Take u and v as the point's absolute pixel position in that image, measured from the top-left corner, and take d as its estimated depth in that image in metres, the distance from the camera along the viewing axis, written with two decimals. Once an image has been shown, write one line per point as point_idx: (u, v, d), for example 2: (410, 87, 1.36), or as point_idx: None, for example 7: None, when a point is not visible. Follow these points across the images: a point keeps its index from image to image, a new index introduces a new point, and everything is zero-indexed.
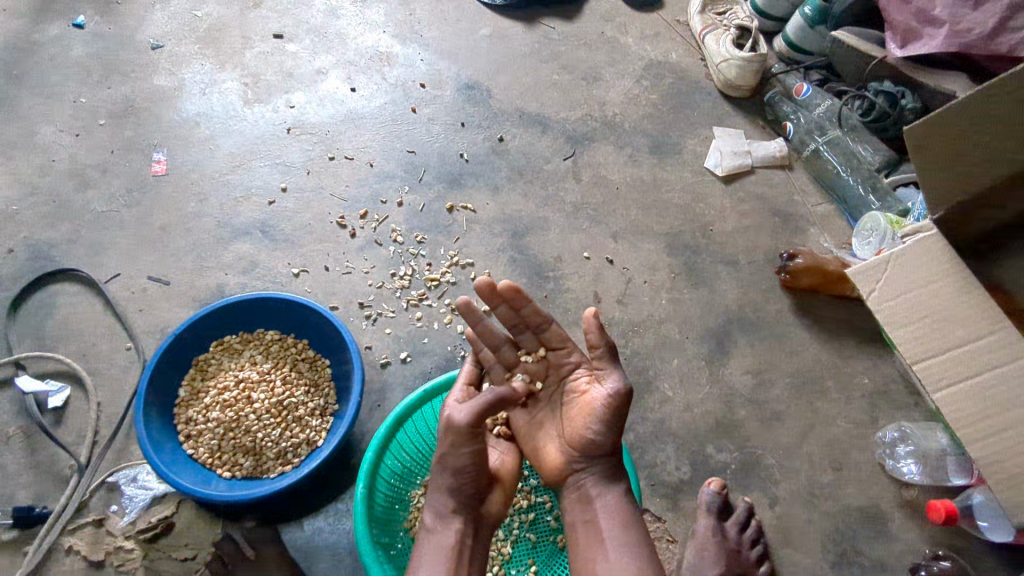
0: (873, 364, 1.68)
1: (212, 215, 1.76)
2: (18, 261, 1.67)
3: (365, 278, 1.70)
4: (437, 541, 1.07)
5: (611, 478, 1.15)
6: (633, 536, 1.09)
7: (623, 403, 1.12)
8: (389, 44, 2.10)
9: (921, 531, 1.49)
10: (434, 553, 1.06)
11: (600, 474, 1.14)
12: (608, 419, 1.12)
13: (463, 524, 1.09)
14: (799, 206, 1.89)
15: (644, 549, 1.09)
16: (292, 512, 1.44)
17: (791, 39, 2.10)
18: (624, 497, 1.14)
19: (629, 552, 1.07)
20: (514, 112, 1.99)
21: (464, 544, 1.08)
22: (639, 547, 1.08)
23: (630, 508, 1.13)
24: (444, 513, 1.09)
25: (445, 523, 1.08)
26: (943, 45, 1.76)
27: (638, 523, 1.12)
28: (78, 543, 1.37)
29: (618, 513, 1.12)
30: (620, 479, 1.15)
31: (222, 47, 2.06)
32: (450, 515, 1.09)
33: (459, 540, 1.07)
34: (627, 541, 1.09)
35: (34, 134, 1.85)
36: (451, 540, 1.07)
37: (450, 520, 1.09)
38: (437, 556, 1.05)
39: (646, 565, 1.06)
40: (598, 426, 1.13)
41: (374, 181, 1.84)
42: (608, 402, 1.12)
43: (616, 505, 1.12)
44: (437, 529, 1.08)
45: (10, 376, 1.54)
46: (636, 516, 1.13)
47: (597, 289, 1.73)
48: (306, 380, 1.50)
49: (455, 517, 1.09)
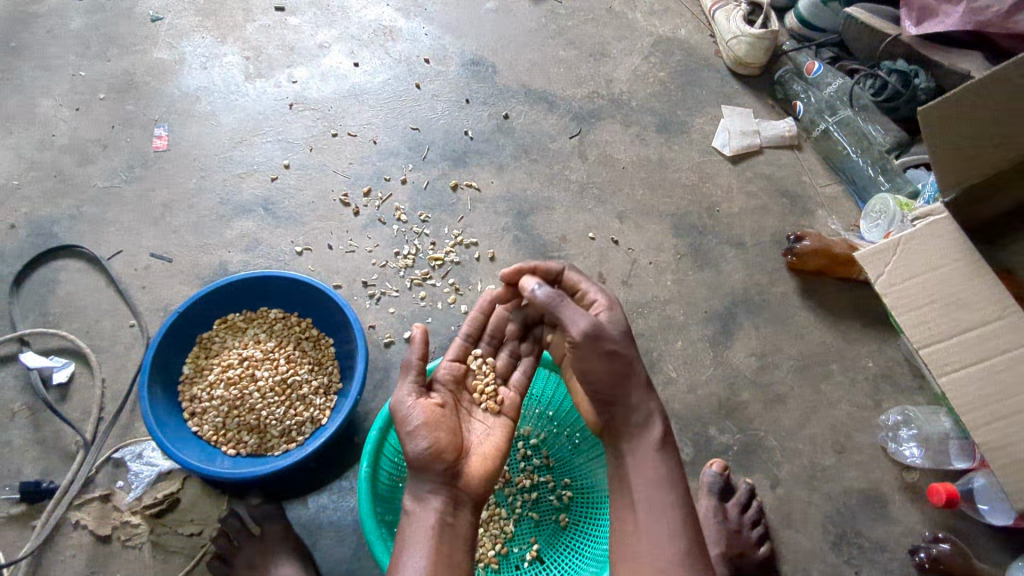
0: (878, 347, 1.67)
1: (214, 192, 1.75)
2: (20, 237, 1.67)
3: (369, 256, 1.69)
4: (418, 522, 1.06)
5: (645, 422, 1.08)
6: (670, 497, 1.04)
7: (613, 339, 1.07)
8: (392, 18, 2.06)
9: (921, 514, 1.50)
10: (417, 533, 1.04)
11: (632, 420, 1.09)
12: (606, 357, 1.06)
13: (443, 503, 1.07)
14: (807, 187, 1.87)
15: (683, 514, 1.04)
16: (297, 488, 1.45)
17: (803, 15, 2.05)
18: (663, 444, 1.08)
19: (664, 516, 1.03)
20: (520, 88, 1.96)
21: (445, 523, 1.06)
22: (676, 513, 1.03)
23: (667, 457, 1.07)
24: (423, 495, 1.08)
25: (423, 505, 1.07)
26: (959, 23, 1.74)
27: (676, 476, 1.06)
28: (85, 518, 1.39)
29: (656, 471, 1.06)
30: (656, 420, 1.09)
31: (222, 19, 2.02)
32: (429, 495, 1.08)
33: (439, 520, 1.06)
34: (664, 504, 1.04)
35: (33, 108, 1.83)
36: (431, 520, 1.05)
37: (429, 500, 1.08)
38: (419, 537, 1.04)
39: (682, 528, 1.02)
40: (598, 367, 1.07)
41: (378, 159, 1.82)
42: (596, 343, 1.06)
43: (652, 458, 1.07)
44: (416, 512, 1.07)
45: (15, 352, 1.54)
46: (676, 474, 1.07)
47: (602, 269, 1.72)
48: (310, 359, 1.50)
49: (433, 497, 1.08)
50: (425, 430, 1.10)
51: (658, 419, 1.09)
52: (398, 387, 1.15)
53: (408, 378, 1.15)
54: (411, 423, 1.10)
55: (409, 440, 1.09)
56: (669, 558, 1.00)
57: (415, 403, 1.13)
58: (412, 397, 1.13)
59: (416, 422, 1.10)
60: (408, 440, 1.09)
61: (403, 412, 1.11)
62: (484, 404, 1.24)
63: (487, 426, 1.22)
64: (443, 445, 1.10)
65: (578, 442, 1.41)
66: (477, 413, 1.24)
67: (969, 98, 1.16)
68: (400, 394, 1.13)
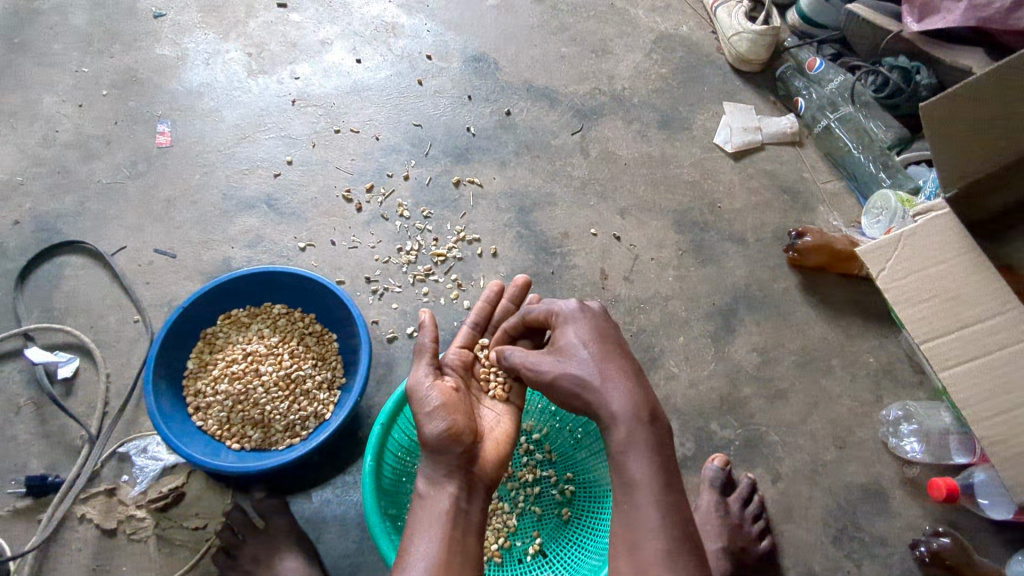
0: (879, 343, 1.67)
1: (217, 188, 1.76)
2: (24, 233, 1.67)
3: (371, 252, 1.70)
4: (432, 505, 1.02)
5: (610, 421, 0.98)
6: (644, 496, 0.91)
7: (563, 356, 1.07)
8: (395, 14, 2.06)
9: (922, 508, 1.51)
10: (428, 518, 1.01)
11: (599, 420, 1.01)
12: (553, 378, 1.06)
13: (458, 488, 1.04)
14: (809, 183, 1.87)
15: (661, 511, 0.90)
16: (300, 482, 1.46)
17: (807, 12, 2.03)
18: (632, 442, 0.95)
19: (640, 517, 0.90)
20: (522, 85, 1.97)
21: (459, 509, 1.03)
22: (656, 509, 0.90)
23: (641, 456, 0.94)
24: (437, 479, 1.05)
25: (438, 489, 1.04)
26: (963, 19, 1.75)
27: (653, 474, 0.92)
28: (91, 512, 1.40)
29: (629, 473, 0.94)
30: (621, 418, 0.97)
31: (225, 15, 2.03)
32: (443, 479, 1.05)
33: (453, 504, 1.02)
34: (640, 503, 0.91)
35: (37, 104, 1.83)
36: (445, 504, 1.02)
37: (444, 484, 1.05)
38: (432, 521, 1.00)
39: (656, 531, 0.88)
40: (555, 387, 1.07)
41: (380, 155, 1.82)
42: (543, 370, 1.08)
43: (621, 460, 0.95)
44: (430, 496, 1.04)
45: (20, 347, 1.55)
46: (656, 470, 0.93)
47: (604, 265, 1.72)
48: (313, 354, 1.50)
49: (449, 481, 1.05)
50: (442, 412, 1.10)
51: (624, 415, 0.97)
52: (415, 368, 1.17)
53: (423, 360, 1.18)
54: (428, 405, 1.11)
55: (426, 421, 1.09)
56: (645, 559, 0.87)
57: (431, 385, 1.14)
58: (429, 377, 1.15)
59: (434, 403, 1.11)
60: (425, 421, 1.09)
61: (420, 392, 1.12)
62: (493, 392, 1.26)
63: (497, 413, 1.23)
64: (460, 427, 1.09)
65: (580, 436, 1.41)
66: (486, 400, 1.25)
67: (968, 95, 1.18)
68: (417, 375, 1.15)
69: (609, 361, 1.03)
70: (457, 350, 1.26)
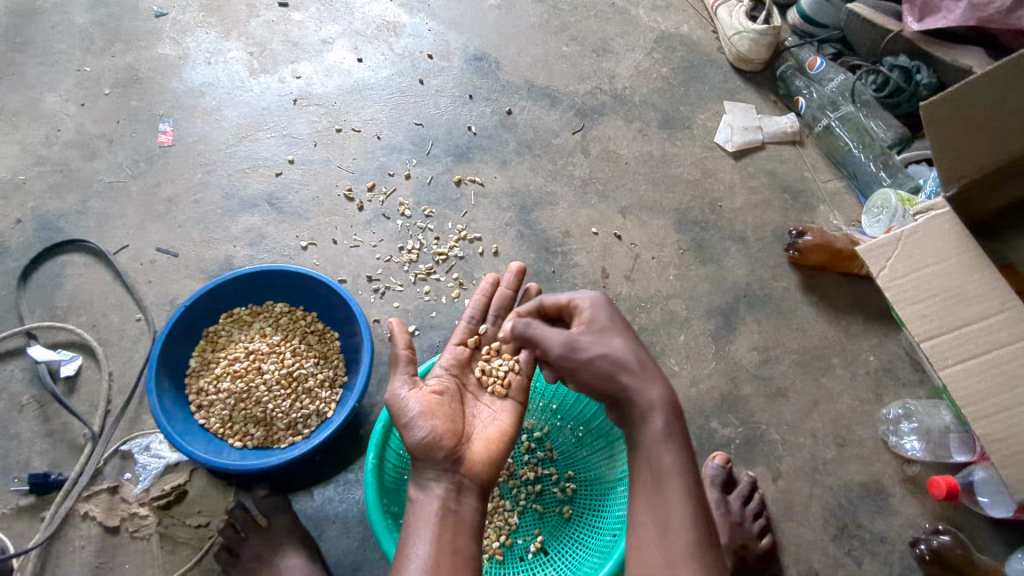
0: (879, 342, 1.68)
1: (218, 186, 1.76)
2: (26, 231, 1.68)
3: (373, 251, 1.71)
4: (420, 508, 1.03)
5: (648, 408, 0.98)
6: (679, 489, 0.90)
7: (598, 338, 1.06)
8: (396, 14, 2.06)
9: (922, 506, 1.51)
10: (422, 522, 1.01)
11: (630, 405, 1.00)
12: (591, 358, 1.04)
13: (446, 489, 1.05)
14: (809, 182, 1.87)
15: (694, 504, 0.89)
16: (303, 480, 1.47)
17: (806, 11, 2.04)
18: (669, 432, 0.95)
19: (672, 507, 0.89)
20: (523, 84, 1.97)
21: (447, 509, 1.03)
22: (686, 503, 0.89)
23: (679, 449, 0.94)
24: (426, 482, 1.06)
25: (426, 492, 1.05)
26: (962, 19, 1.76)
27: (689, 466, 0.92)
28: (94, 509, 1.40)
29: (662, 463, 0.92)
30: (661, 406, 0.97)
31: (226, 14, 2.03)
32: (432, 482, 1.05)
33: (441, 505, 1.02)
34: (673, 493, 0.90)
35: (39, 103, 1.84)
36: (433, 507, 1.03)
37: (432, 487, 1.05)
38: (425, 524, 1.01)
39: (694, 524, 0.87)
40: (591, 366, 1.04)
41: (383, 155, 1.82)
42: (578, 351, 1.05)
43: (655, 450, 0.94)
44: (419, 499, 1.04)
45: (23, 346, 1.55)
46: (687, 465, 0.92)
47: (605, 264, 1.73)
48: (315, 352, 1.51)
49: (436, 484, 1.05)
50: (422, 419, 1.10)
51: (665, 404, 0.98)
52: (391, 380, 1.15)
53: (399, 369, 1.16)
54: (408, 414, 1.10)
55: (407, 431, 1.09)
56: (677, 551, 0.85)
57: (410, 395, 1.13)
58: (406, 387, 1.14)
59: (413, 411, 1.11)
60: (406, 431, 1.09)
61: (400, 402, 1.12)
62: (490, 388, 1.26)
63: (494, 410, 1.22)
64: (442, 432, 1.09)
65: (581, 435, 1.43)
66: (483, 398, 1.25)
67: (970, 95, 1.18)
68: (394, 387, 1.14)
69: (644, 350, 1.05)
70: (446, 364, 1.25)
